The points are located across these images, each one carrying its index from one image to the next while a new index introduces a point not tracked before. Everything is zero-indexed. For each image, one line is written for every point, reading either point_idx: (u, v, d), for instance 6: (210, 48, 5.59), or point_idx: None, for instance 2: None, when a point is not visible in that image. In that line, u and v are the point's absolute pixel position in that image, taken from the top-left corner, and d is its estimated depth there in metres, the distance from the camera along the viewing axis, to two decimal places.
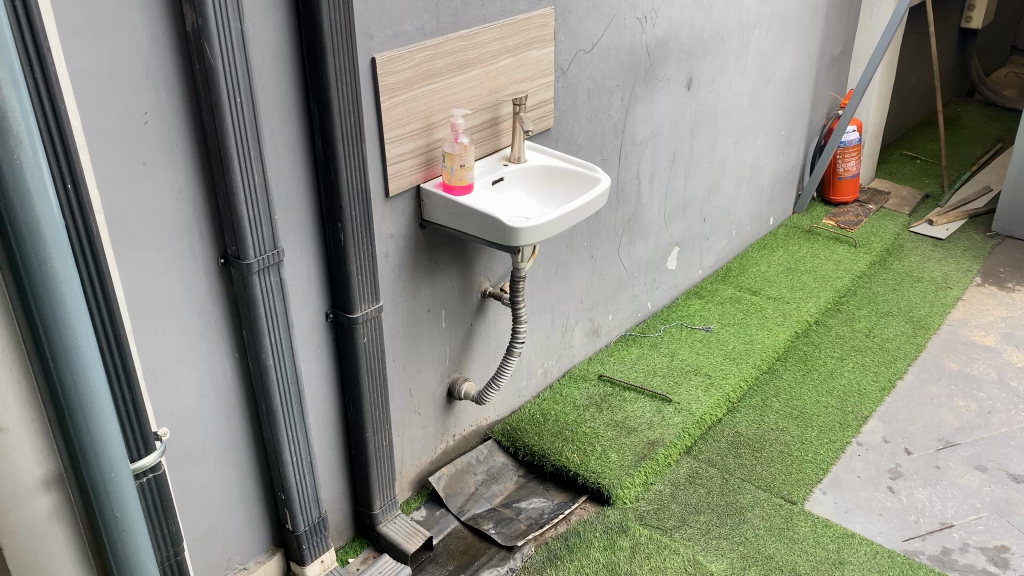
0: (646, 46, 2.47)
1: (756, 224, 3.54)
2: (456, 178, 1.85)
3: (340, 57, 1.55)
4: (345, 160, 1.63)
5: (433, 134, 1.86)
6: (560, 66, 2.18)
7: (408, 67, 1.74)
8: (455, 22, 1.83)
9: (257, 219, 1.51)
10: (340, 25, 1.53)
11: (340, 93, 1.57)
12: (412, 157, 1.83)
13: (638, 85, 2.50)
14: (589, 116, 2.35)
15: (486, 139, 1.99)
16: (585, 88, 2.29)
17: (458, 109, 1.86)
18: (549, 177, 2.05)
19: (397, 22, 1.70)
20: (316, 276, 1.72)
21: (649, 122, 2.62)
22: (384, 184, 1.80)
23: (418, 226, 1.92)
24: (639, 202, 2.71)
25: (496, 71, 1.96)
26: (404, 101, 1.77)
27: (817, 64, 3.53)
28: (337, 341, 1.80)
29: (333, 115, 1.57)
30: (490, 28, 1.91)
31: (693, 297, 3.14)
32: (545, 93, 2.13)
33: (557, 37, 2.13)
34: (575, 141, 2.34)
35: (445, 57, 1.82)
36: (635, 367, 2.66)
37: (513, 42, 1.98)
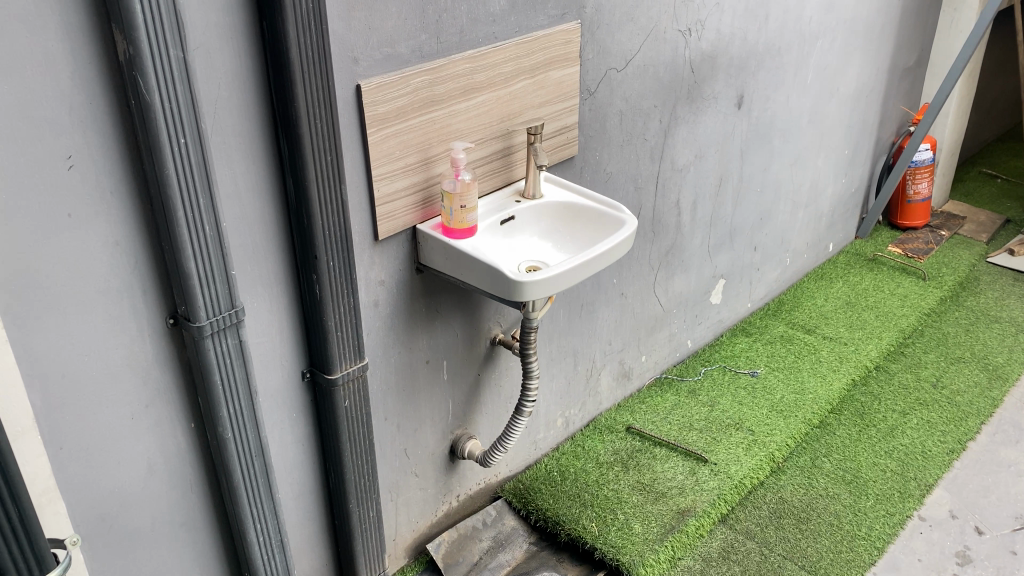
0: (690, 62, 2.19)
1: (814, 252, 3.23)
2: (458, 221, 1.62)
3: (314, 86, 1.33)
4: (321, 203, 1.40)
5: (431, 169, 1.63)
6: (587, 88, 1.92)
7: (400, 95, 1.51)
8: (461, 41, 1.59)
9: (211, 276, 1.29)
10: (313, 50, 1.31)
11: (314, 128, 1.35)
12: (407, 196, 1.61)
13: (681, 105, 2.23)
14: (622, 142, 2.09)
15: (496, 172, 1.76)
16: (616, 110, 2.03)
17: (460, 142, 1.62)
18: (569, 215, 1.80)
19: (388, 43, 1.47)
20: (290, 333, 1.51)
21: (692, 146, 2.34)
22: (373, 226, 1.58)
23: (414, 272, 1.69)
24: (679, 234, 2.44)
25: (509, 96, 1.72)
26: (396, 134, 1.54)
27: (887, 77, 3.19)
28: (315, 404, 1.59)
29: (304, 153, 1.35)
30: (503, 47, 1.66)
31: (739, 333, 2.85)
32: (568, 118, 1.89)
33: (584, 54, 1.88)
34: (605, 169, 2.08)
35: (447, 82, 1.58)
36: (669, 418, 2.40)
37: (529, 62, 1.74)
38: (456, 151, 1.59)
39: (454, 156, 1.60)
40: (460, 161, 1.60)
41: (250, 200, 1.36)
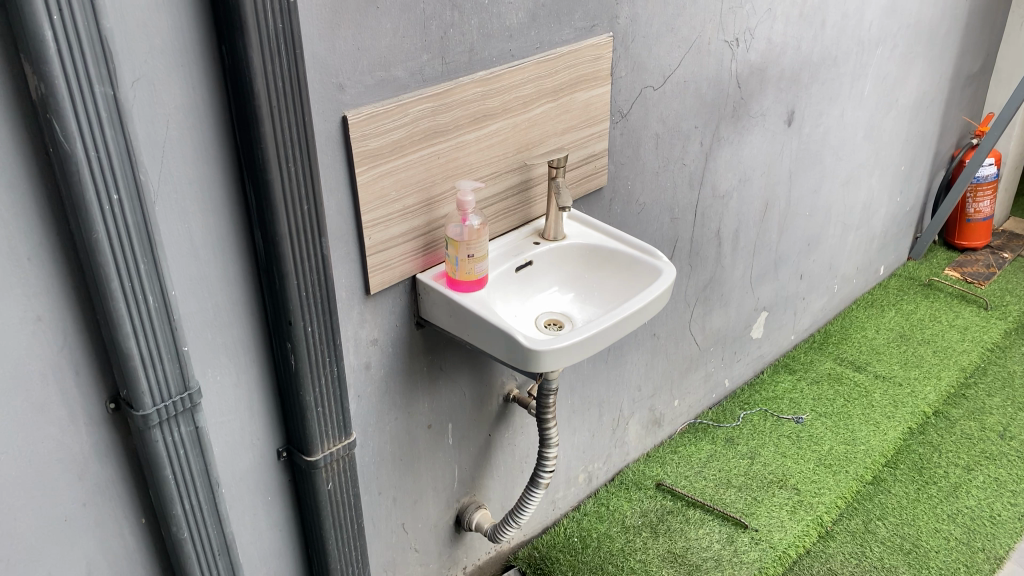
0: (736, 76, 1.93)
1: (864, 276, 2.94)
2: (465, 273, 1.38)
3: (286, 124, 1.09)
4: (297, 261, 1.17)
5: (435, 210, 1.39)
6: (618, 109, 1.67)
7: (397, 125, 1.27)
8: (471, 60, 1.35)
9: (158, 355, 1.07)
10: (285, 80, 1.07)
11: (288, 175, 1.11)
12: (405, 242, 1.37)
13: (725, 125, 1.97)
14: (657, 168, 1.84)
15: (511, 209, 1.52)
16: (652, 133, 1.78)
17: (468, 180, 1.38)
18: (597, 261, 1.55)
19: (382, 66, 1.23)
20: (262, 408, 1.28)
21: (736, 169, 2.08)
22: (364, 279, 1.34)
23: (414, 328, 1.45)
24: (719, 265, 2.18)
25: (526, 123, 1.48)
26: (393, 171, 1.30)
27: (950, 85, 2.89)
28: (295, 485, 1.36)
29: (276, 203, 1.12)
30: (519, 68, 1.42)
31: (782, 370, 2.59)
32: (595, 144, 1.64)
33: (616, 71, 1.63)
34: (638, 200, 1.83)
35: (452, 110, 1.34)
36: (704, 473, 2.15)
37: (552, 83, 1.49)
38: (463, 191, 1.34)
39: (461, 197, 1.35)
40: (468, 204, 1.35)
41: (210, 259, 1.13)
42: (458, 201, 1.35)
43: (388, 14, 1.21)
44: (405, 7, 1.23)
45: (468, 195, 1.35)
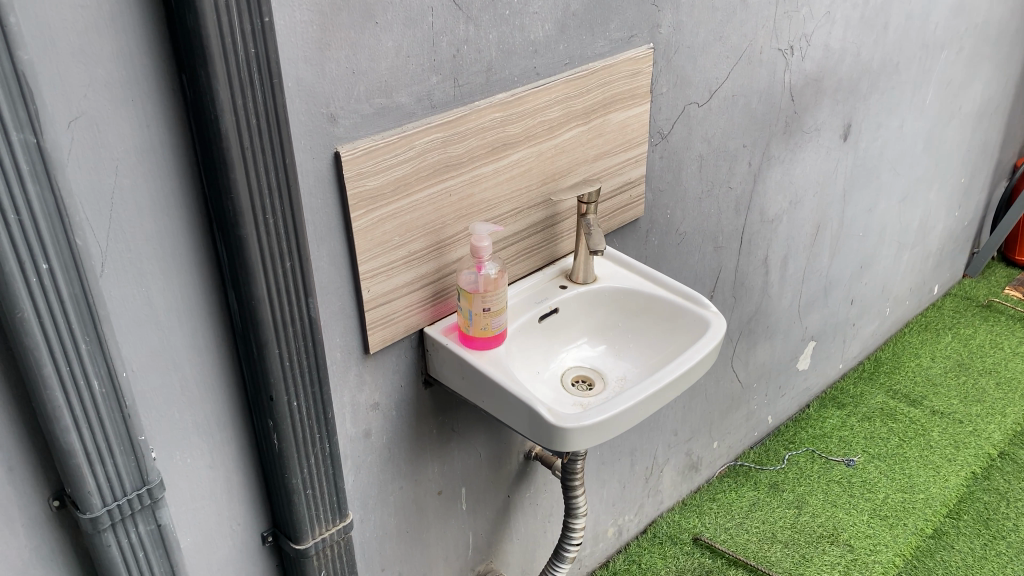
0: (790, 87, 1.71)
1: (918, 296, 2.71)
2: (480, 328, 1.18)
3: (263, 167, 0.90)
4: (281, 328, 0.98)
5: (446, 255, 1.19)
6: (658, 129, 1.46)
7: (402, 160, 1.08)
8: (488, 81, 1.15)
9: (108, 447, 0.88)
10: (260, 115, 0.88)
11: (267, 227, 0.93)
12: (410, 293, 1.18)
13: (776, 142, 1.76)
14: (700, 194, 1.63)
15: (534, 248, 1.32)
16: (695, 155, 1.57)
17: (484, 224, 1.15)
18: (634, 308, 1.35)
19: (383, 91, 1.04)
20: (242, 489, 1.10)
21: (786, 191, 1.86)
22: (362, 336, 1.15)
23: (423, 387, 1.27)
24: (765, 295, 1.97)
25: (552, 151, 1.28)
26: (398, 214, 1.11)
27: (1016, 89, 2.65)
28: (283, 570, 1.19)
29: (251, 261, 0.93)
30: (546, 89, 1.22)
31: (830, 404, 2.38)
32: (631, 171, 1.44)
33: (656, 87, 1.42)
34: (678, 230, 1.62)
35: (467, 140, 1.15)
36: (745, 525, 1.96)
37: (583, 105, 1.29)
38: (478, 236, 1.14)
39: (475, 242, 1.14)
40: (484, 250, 1.14)
41: (174, 325, 0.95)
42: (473, 246, 1.14)
43: (389, 30, 1.02)
44: (410, 22, 1.03)
45: (484, 239, 1.14)
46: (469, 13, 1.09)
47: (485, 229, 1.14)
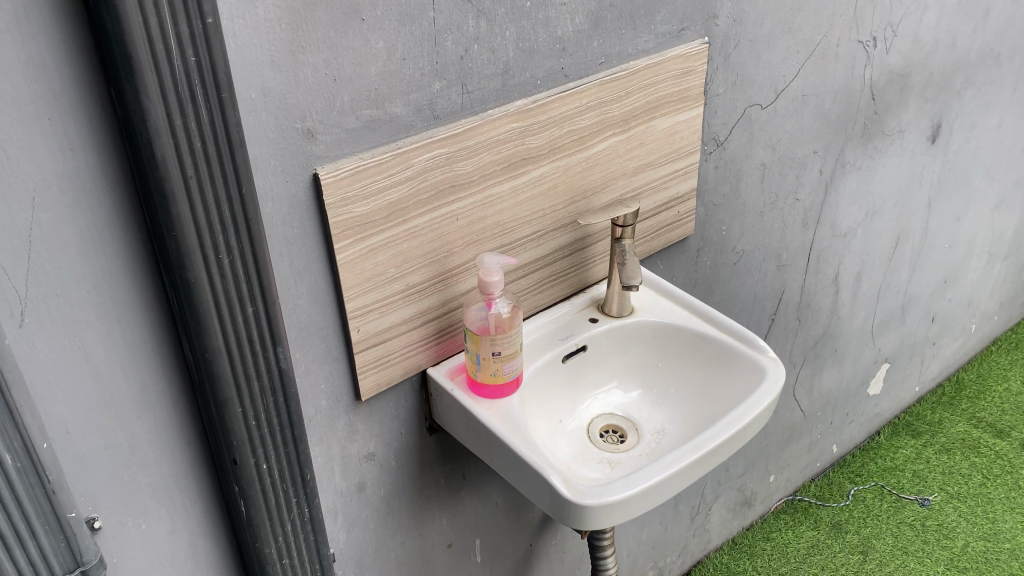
0: (871, 84, 1.48)
1: (1010, 310, 2.44)
2: (489, 375, 1.01)
3: (214, 198, 0.74)
4: (245, 383, 0.83)
5: (453, 287, 1.03)
6: (713, 135, 1.26)
7: (397, 181, 0.92)
8: (504, 85, 0.98)
9: (30, 530, 0.75)
10: (208, 137, 0.72)
11: (222, 269, 0.77)
12: (410, 332, 1.01)
13: (851, 146, 1.53)
14: (762, 207, 1.43)
15: (559, 275, 1.15)
16: (756, 164, 1.36)
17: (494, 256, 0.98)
18: (676, 347, 1.16)
19: (374, 101, 0.88)
20: (211, 553, 0.96)
21: (862, 201, 1.64)
22: (353, 380, 1.00)
23: (427, 434, 1.11)
24: (834, 316, 1.75)
25: (583, 164, 1.10)
26: (393, 243, 0.95)
27: None
28: None
29: (202, 310, 0.77)
30: (575, 93, 1.04)
31: (904, 432, 2.14)
32: (678, 184, 1.24)
33: (711, 88, 1.22)
34: (735, 248, 1.42)
35: (478, 155, 0.98)
36: (802, 572, 1.77)
37: (621, 111, 1.11)
38: (486, 269, 0.96)
39: (484, 276, 0.97)
40: (495, 286, 0.97)
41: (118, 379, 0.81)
42: (480, 281, 0.97)
43: (378, 28, 0.85)
44: (405, 17, 0.86)
45: (495, 272, 0.97)
46: (481, 5, 0.91)
47: (495, 260, 0.96)
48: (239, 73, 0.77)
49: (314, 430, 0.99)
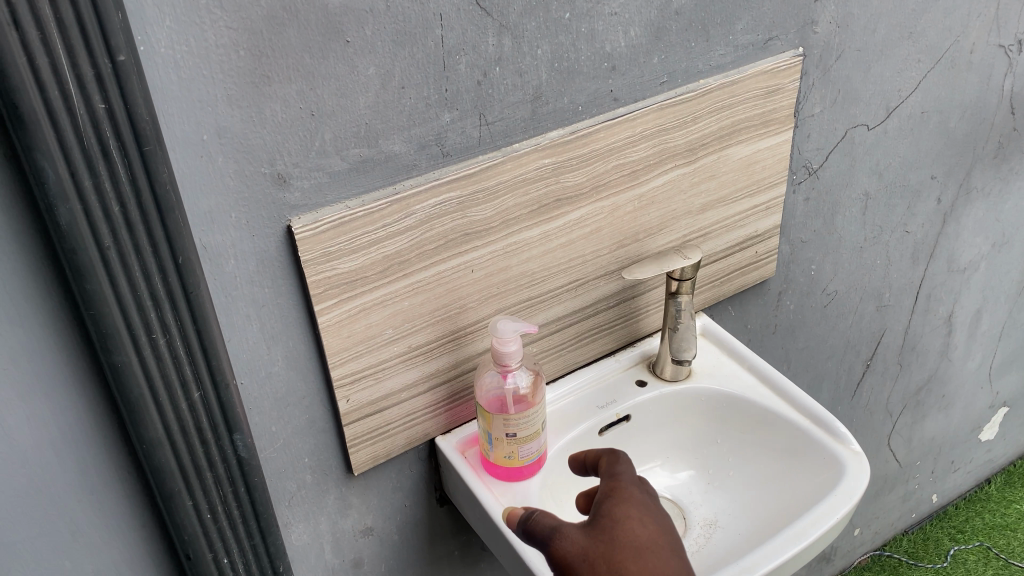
0: (1011, 96, 1.22)
1: None
2: (503, 458, 0.86)
3: (143, 270, 0.61)
4: (195, 473, 0.71)
5: (467, 348, 0.87)
6: (804, 163, 1.05)
7: (394, 232, 0.76)
8: (535, 114, 0.80)
9: None
10: (130, 201, 0.58)
11: (157, 351, 0.64)
12: (414, 399, 0.86)
13: (981, 169, 1.28)
14: (863, 242, 1.20)
15: (602, 329, 0.97)
16: (857, 194, 1.14)
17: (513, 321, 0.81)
18: (737, 424, 0.97)
19: (366, 138, 0.72)
20: None
21: (989, 231, 1.38)
22: (344, 452, 0.86)
23: (437, 505, 0.97)
24: (944, 359, 1.51)
25: (636, 203, 0.91)
26: (390, 301, 0.79)
27: None
28: None
29: (134, 398, 0.64)
30: (627, 121, 0.85)
31: (1019, 483, 1.88)
32: (757, 221, 1.04)
33: (805, 107, 1.00)
34: (825, 289, 1.21)
35: (500, 198, 0.81)
36: None
37: (687, 139, 0.91)
38: (500, 336, 0.80)
39: (498, 346, 0.81)
40: (510, 358, 0.81)
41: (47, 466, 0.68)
42: (494, 350, 0.81)
43: (368, 51, 0.68)
44: (404, 37, 0.69)
45: (511, 341, 0.81)
46: (504, 19, 0.73)
47: (511, 327, 0.80)
48: (185, 112, 0.63)
49: (298, 506, 0.86)
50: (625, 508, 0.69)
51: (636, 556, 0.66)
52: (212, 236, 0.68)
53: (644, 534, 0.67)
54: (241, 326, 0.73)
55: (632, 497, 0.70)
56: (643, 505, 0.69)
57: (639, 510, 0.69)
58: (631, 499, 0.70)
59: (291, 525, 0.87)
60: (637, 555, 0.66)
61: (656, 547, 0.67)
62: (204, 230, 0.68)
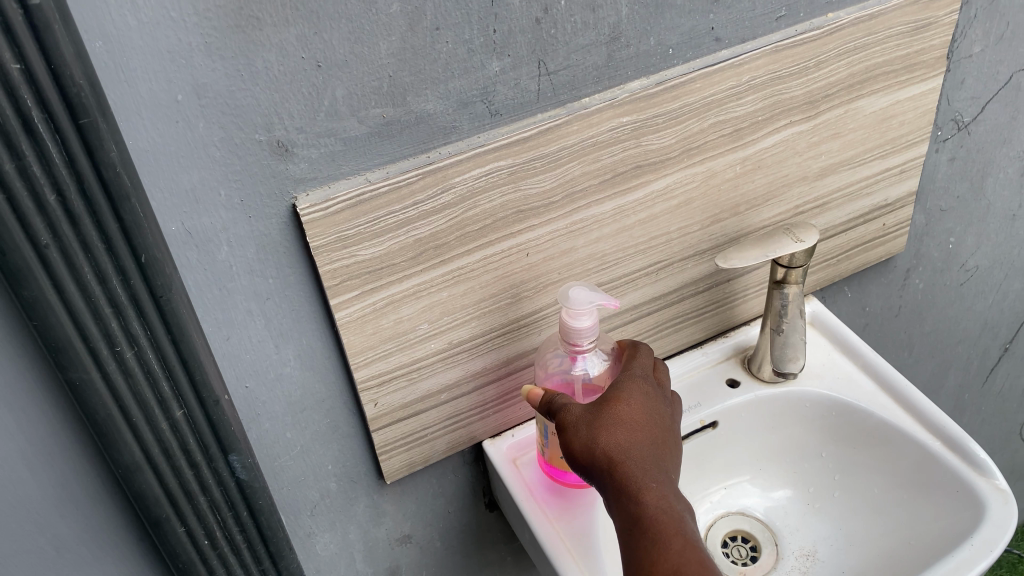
0: None
1: None
2: (558, 459, 0.73)
3: (96, 273, 0.48)
4: (186, 498, 0.59)
5: (521, 342, 0.73)
6: (953, 115, 0.84)
7: (426, 211, 0.61)
8: (611, 61, 0.63)
9: None
10: (70, 187, 0.45)
11: (125, 366, 0.52)
12: (455, 399, 0.73)
13: None
14: (1016, 209, 0.99)
15: (686, 317, 0.81)
16: (1015, 150, 0.92)
17: (586, 289, 0.65)
18: (849, 440, 0.80)
19: (391, 94, 0.56)
20: None
21: None
22: (374, 456, 0.74)
23: (486, 510, 0.86)
24: None
25: (738, 169, 0.73)
26: (424, 290, 0.64)
27: None
28: None
29: (101, 420, 0.53)
30: (731, 68, 0.67)
31: None
32: (889, 188, 0.84)
33: (961, 44, 0.79)
34: (965, 264, 1.00)
35: (564, 165, 0.64)
36: None
37: (808, 88, 0.72)
38: (572, 308, 0.65)
39: (568, 318, 0.65)
40: (582, 336, 0.65)
41: (17, 497, 0.57)
42: (563, 323, 0.66)
43: None
44: None
45: (585, 315, 0.65)
46: None
47: (585, 299, 0.64)
48: (152, 66, 0.48)
49: (322, 516, 0.75)
50: (623, 387, 0.64)
51: (614, 422, 0.61)
52: (198, 219, 0.55)
53: (630, 410, 0.62)
54: (241, 323, 0.61)
55: (633, 374, 0.66)
56: (643, 390, 0.65)
57: (638, 393, 0.64)
58: (634, 382, 0.65)
59: (315, 536, 0.76)
60: (615, 421, 0.61)
61: (641, 421, 0.62)
62: (187, 212, 0.54)
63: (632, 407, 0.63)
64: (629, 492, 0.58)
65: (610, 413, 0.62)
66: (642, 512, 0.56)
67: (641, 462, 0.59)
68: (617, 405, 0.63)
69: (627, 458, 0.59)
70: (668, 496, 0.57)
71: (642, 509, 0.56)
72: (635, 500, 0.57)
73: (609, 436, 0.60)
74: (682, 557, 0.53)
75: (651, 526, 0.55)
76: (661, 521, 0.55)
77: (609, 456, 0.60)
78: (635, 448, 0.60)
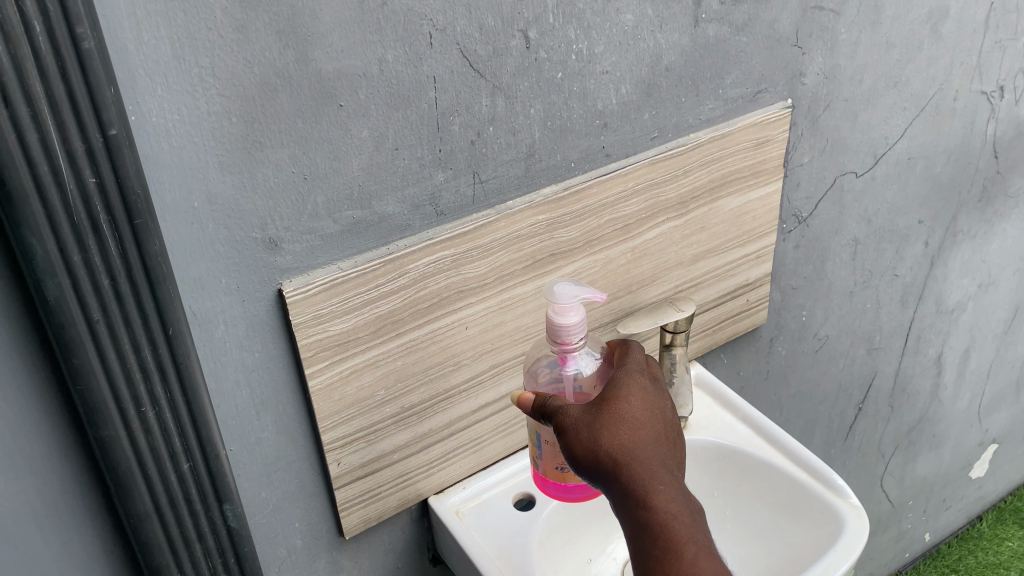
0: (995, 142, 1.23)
1: None
2: (554, 472, 0.82)
3: (132, 344, 0.59)
4: (184, 545, 0.69)
5: (460, 404, 0.86)
6: (793, 211, 1.05)
7: (387, 292, 0.74)
8: (528, 171, 0.80)
9: None
10: (120, 275, 0.57)
11: (147, 423, 0.62)
12: (406, 457, 0.85)
13: (966, 212, 1.28)
14: (853, 286, 1.20)
15: None
16: (845, 239, 1.14)
17: (572, 287, 0.77)
18: (735, 477, 0.96)
19: (359, 200, 0.71)
20: None
21: (976, 273, 1.38)
22: (335, 514, 0.84)
23: (430, 565, 0.96)
24: (934, 400, 1.51)
25: (630, 256, 0.91)
26: (381, 361, 0.77)
27: None
28: None
29: (122, 471, 0.62)
30: (620, 176, 0.85)
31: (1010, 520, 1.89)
32: (747, 271, 1.04)
33: (793, 155, 1.01)
34: (817, 334, 1.21)
35: (494, 254, 0.80)
36: None
37: (679, 191, 0.91)
38: (558, 304, 0.76)
39: (556, 314, 0.76)
40: (570, 330, 0.76)
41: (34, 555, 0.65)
42: (552, 320, 0.76)
43: (361, 114, 0.68)
44: (397, 100, 0.69)
45: (571, 310, 0.76)
46: (497, 80, 0.73)
47: (570, 293, 0.75)
48: (177, 180, 0.62)
49: (289, 572, 0.84)
50: (621, 388, 0.76)
51: (615, 424, 0.72)
52: (202, 302, 0.67)
53: (630, 411, 0.74)
54: (229, 392, 0.72)
55: (630, 377, 0.77)
56: (639, 392, 0.76)
57: (633, 392, 0.76)
58: (630, 385, 0.76)
59: None
60: (616, 423, 0.73)
61: (640, 422, 0.73)
62: (193, 297, 0.66)
63: (633, 408, 0.74)
64: (639, 498, 0.68)
65: (611, 417, 0.73)
66: (654, 517, 0.67)
67: (644, 463, 0.70)
68: (617, 407, 0.74)
69: (632, 460, 0.70)
70: (675, 501, 0.68)
71: (652, 515, 0.67)
72: (644, 506, 0.68)
73: (613, 440, 0.71)
74: (695, 566, 0.63)
75: (661, 533, 0.66)
76: (671, 527, 0.66)
77: (615, 459, 0.71)
78: (637, 450, 0.71)
